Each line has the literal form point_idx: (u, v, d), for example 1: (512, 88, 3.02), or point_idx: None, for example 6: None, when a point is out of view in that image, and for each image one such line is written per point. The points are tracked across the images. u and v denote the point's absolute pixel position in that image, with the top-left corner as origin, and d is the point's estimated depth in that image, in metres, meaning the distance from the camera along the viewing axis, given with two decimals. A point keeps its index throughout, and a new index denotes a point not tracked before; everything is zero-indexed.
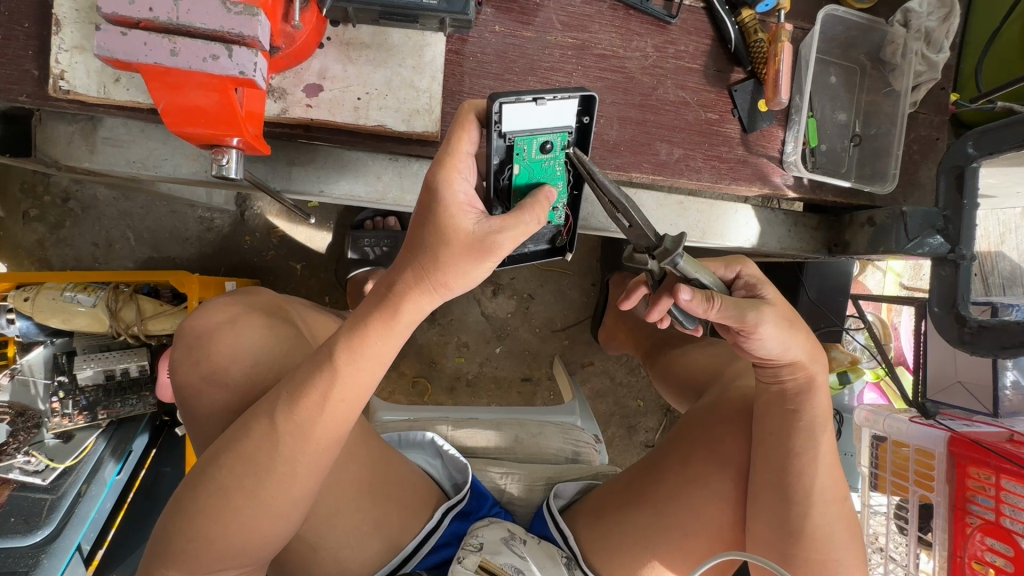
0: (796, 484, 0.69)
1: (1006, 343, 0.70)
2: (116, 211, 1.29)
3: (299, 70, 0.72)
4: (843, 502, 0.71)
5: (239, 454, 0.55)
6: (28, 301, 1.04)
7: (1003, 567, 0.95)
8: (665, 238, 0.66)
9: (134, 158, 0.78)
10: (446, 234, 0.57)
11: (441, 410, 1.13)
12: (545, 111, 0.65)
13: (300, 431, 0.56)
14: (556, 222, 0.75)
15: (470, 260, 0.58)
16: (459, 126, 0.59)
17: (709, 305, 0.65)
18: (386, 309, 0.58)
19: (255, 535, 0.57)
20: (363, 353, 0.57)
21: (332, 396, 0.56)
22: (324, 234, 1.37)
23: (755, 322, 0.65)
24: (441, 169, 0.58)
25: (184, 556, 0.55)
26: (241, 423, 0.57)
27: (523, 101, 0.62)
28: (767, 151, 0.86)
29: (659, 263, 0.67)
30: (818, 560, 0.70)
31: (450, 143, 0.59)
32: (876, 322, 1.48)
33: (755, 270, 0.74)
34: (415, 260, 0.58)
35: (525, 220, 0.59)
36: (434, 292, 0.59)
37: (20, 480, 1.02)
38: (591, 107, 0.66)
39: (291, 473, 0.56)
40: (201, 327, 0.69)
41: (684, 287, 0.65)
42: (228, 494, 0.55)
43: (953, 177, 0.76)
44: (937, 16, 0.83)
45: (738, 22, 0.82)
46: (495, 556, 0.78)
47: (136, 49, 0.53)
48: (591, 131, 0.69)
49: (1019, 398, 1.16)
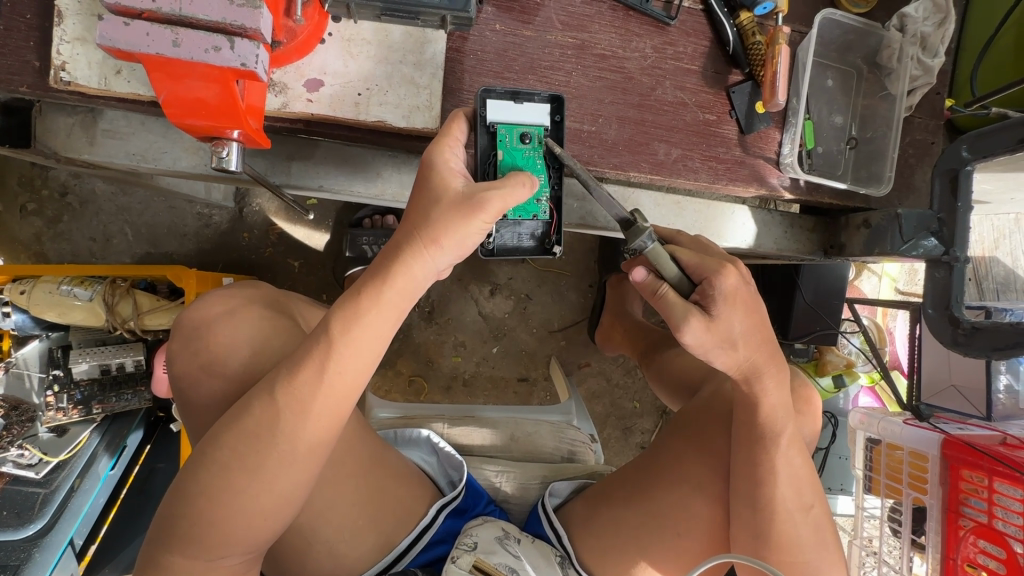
0: (759, 493, 0.69)
1: (1000, 344, 0.71)
2: (114, 205, 1.29)
3: (300, 64, 0.72)
4: (810, 508, 0.71)
5: (239, 431, 0.55)
6: (23, 295, 1.03)
7: (995, 570, 0.95)
8: (636, 220, 0.67)
9: (134, 150, 0.78)
10: (439, 196, 0.60)
11: (438, 406, 1.14)
12: (525, 110, 0.71)
13: (298, 405, 0.56)
14: (542, 216, 0.74)
15: (459, 219, 0.58)
16: (452, 117, 0.65)
17: (651, 294, 0.68)
18: (383, 281, 0.58)
19: (257, 519, 0.56)
20: (361, 322, 0.58)
21: (330, 364, 0.56)
22: (322, 232, 1.37)
23: (676, 327, 0.65)
24: (435, 147, 0.63)
25: (188, 540, 0.55)
26: (242, 401, 0.57)
27: (502, 97, 0.71)
28: (764, 153, 0.87)
29: (629, 242, 0.68)
30: (788, 562, 0.70)
31: (444, 128, 0.65)
32: (871, 326, 1.48)
33: (731, 286, 0.66)
34: (411, 226, 0.60)
35: (511, 183, 0.60)
36: (428, 250, 0.59)
37: (13, 473, 1.01)
38: (560, 107, 0.73)
39: (289, 453, 0.56)
40: (200, 317, 0.69)
41: (637, 269, 0.69)
42: (229, 474, 0.55)
43: (948, 180, 0.76)
44: (933, 21, 0.84)
45: (737, 25, 0.83)
46: (490, 555, 0.78)
47: (138, 39, 0.52)
48: (563, 129, 0.74)
49: (1012, 402, 1.18)
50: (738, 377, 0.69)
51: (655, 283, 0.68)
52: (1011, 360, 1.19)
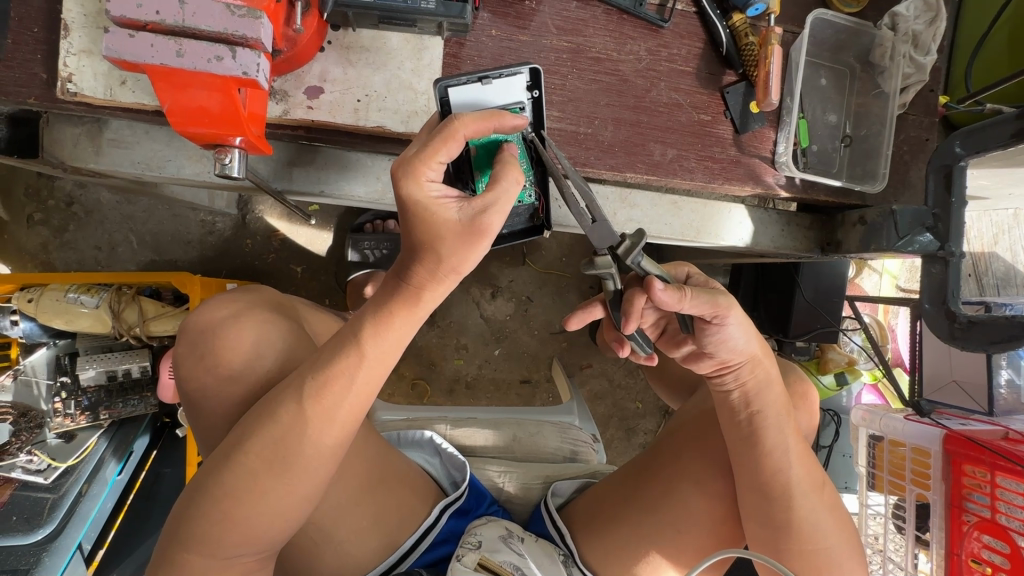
0: (772, 480, 0.69)
1: (995, 338, 0.71)
2: (119, 214, 1.31)
3: (301, 72, 0.74)
4: (823, 487, 0.71)
5: (266, 439, 0.56)
6: (31, 303, 1.05)
7: (1000, 565, 0.96)
8: (625, 236, 0.66)
9: (138, 159, 0.80)
10: (434, 230, 0.57)
11: (440, 409, 1.15)
12: (492, 90, 0.72)
13: (327, 414, 0.57)
14: (526, 202, 0.82)
15: (466, 247, 0.58)
16: (442, 139, 0.57)
17: (682, 296, 0.63)
18: (406, 298, 0.59)
19: (277, 518, 0.58)
20: (388, 336, 0.59)
21: (357, 378, 0.58)
22: (324, 236, 1.38)
23: (727, 304, 0.64)
24: (411, 180, 0.57)
25: (204, 537, 0.56)
26: (266, 407, 0.58)
27: (467, 83, 0.70)
28: (759, 152, 0.88)
29: (622, 264, 0.66)
30: (811, 550, 0.70)
31: (425, 155, 0.57)
32: (874, 323, 1.51)
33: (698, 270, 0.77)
34: (420, 257, 0.58)
35: (503, 189, 0.59)
36: (450, 279, 0.60)
37: (22, 479, 1.02)
38: (539, 80, 0.73)
39: (316, 457, 0.57)
40: (206, 322, 0.70)
41: (655, 279, 0.63)
42: (256, 477, 0.56)
43: (942, 176, 0.77)
44: (924, 19, 0.85)
45: (730, 26, 0.84)
46: (494, 554, 0.79)
47: (143, 50, 0.54)
48: (542, 104, 0.74)
49: (1013, 397, 1.18)
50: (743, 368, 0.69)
51: (674, 285, 0.64)
52: (1011, 355, 1.19)
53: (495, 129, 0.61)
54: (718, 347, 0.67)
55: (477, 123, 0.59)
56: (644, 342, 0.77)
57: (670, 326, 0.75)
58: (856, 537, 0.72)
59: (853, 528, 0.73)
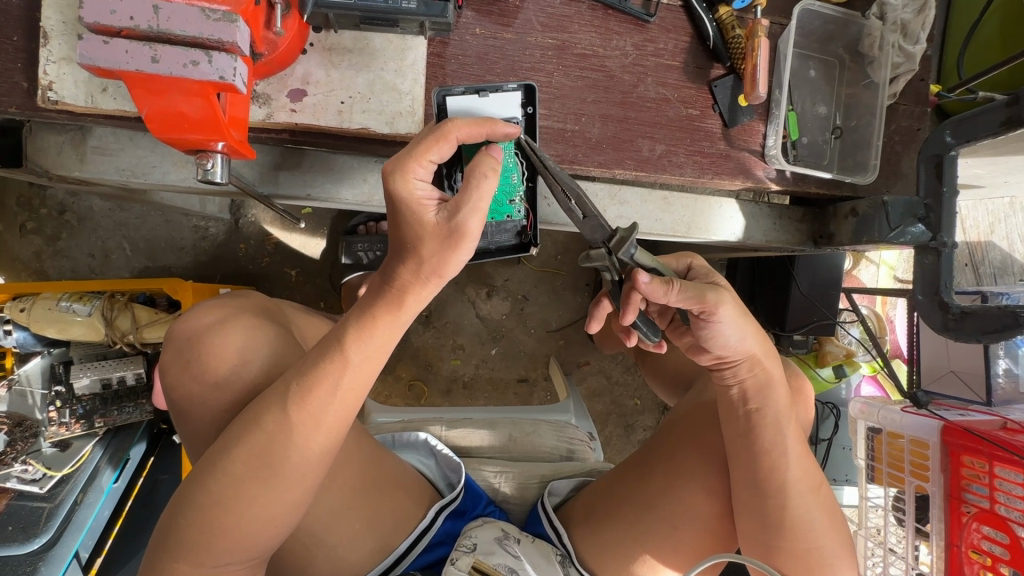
0: (769, 477, 0.68)
1: (991, 327, 0.70)
2: (111, 221, 1.31)
3: (283, 75, 0.73)
4: (819, 486, 0.71)
5: (251, 446, 0.56)
6: (24, 312, 1.05)
7: (1000, 556, 0.95)
8: (618, 230, 0.66)
9: (124, 166, 0.80)
10: (416, 229, 0.58)
11: (436, 410, 1.15)
12: (490, 103, 0.79)
13: (313, 419, 0.56)
14: (515, 215, 0.85)
15: (446, 249, 0.58)
16: (430, 139, 0.58)
17: (669, 289, 0.63)
18: (391, 301, 0.59)
19: (265, 525, 0.57)
20: (373, 340, 0.59)
21: (342, 383, 0.57)
22: (316, 240, 1.38)
23: (716, 301, 0.63)
24: (398, 175, 0.58)
25: (193, 545, 0.56)
26: (251, 413, 0.57)
27: (465, 94, 0.77)
28: (749, 145, 0.87)
29: (615, 257, 0.67)
30: (804, 549, 0.69)
31: (414, 152, 0.58)
32: (871, 315, 1.49)
33: (703, 264, 0.76)
34: (406, 260, 0.58)
35: (472, 185, 0.57)
36: (433, 283, 0.59)
37: (18, 489, 1.02)
38: (533, 97, 0.79)
39: (305, 462, 0.57)
40: (192, 328, 0.70)
41: (642, 271, 0.62)
42: (242, 484, 0.55)
43: (932, 166, 0.76)
44: (912, 8, 0.84)
45: (716, 19, 0.84)
46: (489, 556, 0.79)
47: (118, 57, 0.54)
48: (536, 120, 0.80)
49: (1012, 387, 1.17)
50: (739, 365, 0.68)
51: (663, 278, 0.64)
52: (1009, 345, 1.18)
53: (489, 136, 0.62)
54: (711, 342, 0.67)
55: (471, 128, 0.60)
56: (650, 330, 0.74)
57: (676, 316, 0.74)
58: (850, 539, 0.72)
59: (848, 527, 0.72)
